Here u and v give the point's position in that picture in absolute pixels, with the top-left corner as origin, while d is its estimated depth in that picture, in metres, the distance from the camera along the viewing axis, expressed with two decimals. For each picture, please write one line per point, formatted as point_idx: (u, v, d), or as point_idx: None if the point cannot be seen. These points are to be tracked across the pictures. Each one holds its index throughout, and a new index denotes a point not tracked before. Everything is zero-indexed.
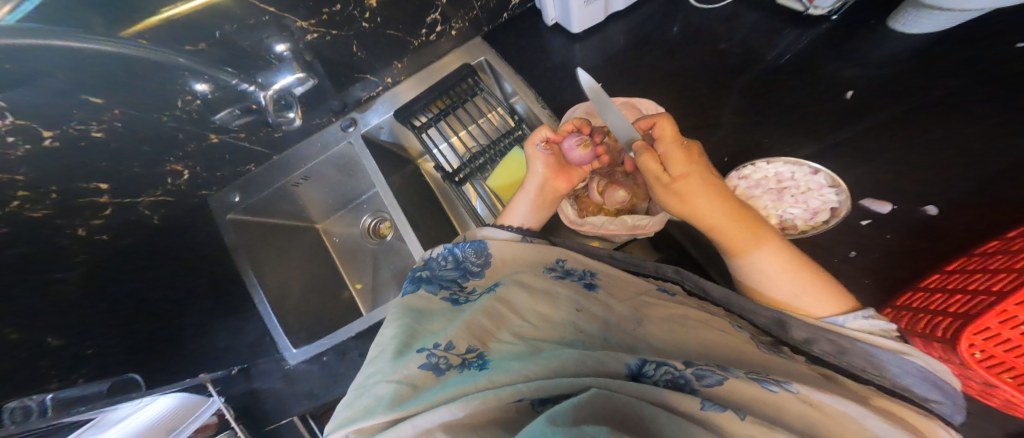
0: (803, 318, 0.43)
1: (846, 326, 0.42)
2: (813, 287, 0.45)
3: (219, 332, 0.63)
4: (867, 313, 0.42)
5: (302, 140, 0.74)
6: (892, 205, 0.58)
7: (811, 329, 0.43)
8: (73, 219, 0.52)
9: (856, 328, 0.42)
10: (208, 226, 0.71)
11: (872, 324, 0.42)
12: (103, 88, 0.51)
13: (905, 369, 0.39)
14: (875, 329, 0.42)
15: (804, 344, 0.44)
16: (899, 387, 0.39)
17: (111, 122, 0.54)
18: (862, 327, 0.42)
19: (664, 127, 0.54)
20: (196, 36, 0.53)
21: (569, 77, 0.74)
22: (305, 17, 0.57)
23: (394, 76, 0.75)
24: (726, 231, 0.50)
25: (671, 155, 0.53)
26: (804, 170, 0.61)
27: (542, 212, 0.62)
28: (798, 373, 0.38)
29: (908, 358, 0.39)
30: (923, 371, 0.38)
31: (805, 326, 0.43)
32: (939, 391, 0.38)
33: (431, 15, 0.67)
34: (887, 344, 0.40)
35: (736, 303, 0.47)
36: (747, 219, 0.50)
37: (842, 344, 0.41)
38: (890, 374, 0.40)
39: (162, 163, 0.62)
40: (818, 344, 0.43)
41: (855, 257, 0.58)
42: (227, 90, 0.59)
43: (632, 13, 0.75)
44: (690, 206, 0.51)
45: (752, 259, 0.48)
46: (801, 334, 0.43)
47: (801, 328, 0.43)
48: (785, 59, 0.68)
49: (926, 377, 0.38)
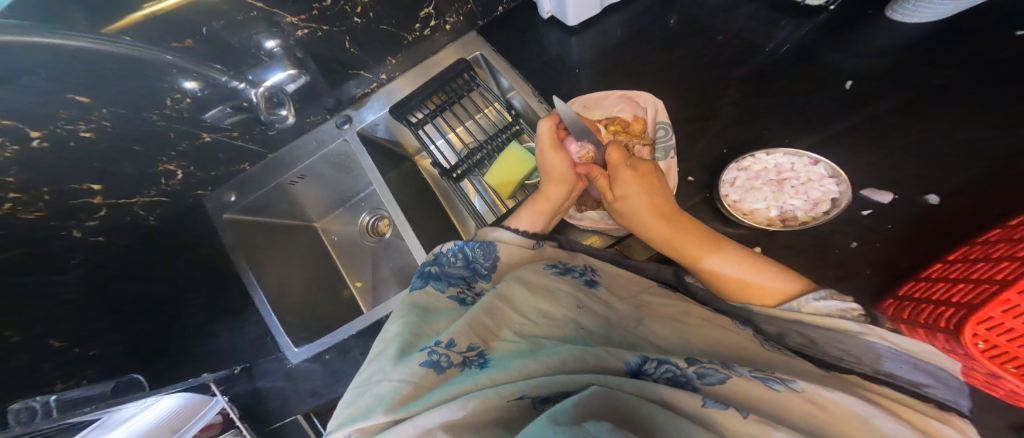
0: (762, 312, 0.45)
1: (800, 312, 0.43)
2: (762, 278, 0.47)
3: (220, 333, 0.63)
4: (818, 295, 0.43)
5: (297, 138, 0.73)
6: (894, 194, 0.58)
7: (776, 323, 0.44)
8: (68, 220, 0.52)
9: (813, 310, 0.42)
10: (206, 226, 0.70)
11: (829, 305, 0.42)
12: (90, 86, 0.49)
13: (882, 353, 0.38)
14: (833, 310, 0.41)
15: (778, 338, 0.44)
16: (882, 374, 0.38)
17: (101, 121, 0.53)
18: (819, 309, 0.42)
19: (610, 155, 0.61)
20: (183, 32, 0.52)
21: (566, 71, 0.73)
22: (296, 13, 0.56)
23: (388, 72, 0.73)
24: (673, 241, 0.54)
25: (617, 178, 0.59)
26: (804, 161, 0.60)
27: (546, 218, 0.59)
28: (800, 369, 0.38)
29: (870, 339, 0.38)
30: (895, 352, 0.37)
31: (771, 320, 0.44)
32: (925, 375, 0.36)
33: (425, 9, 0.66)
34: (844, 326, 0.39)
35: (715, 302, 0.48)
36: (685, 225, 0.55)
37: (809, 334, 0.42)
38: (868, 360, 0.39)
39: (155, 163, 0.61)
40: (791, 337, 0.43)
41: (857, 247, 0.58)
42: (217, 88, 0.59)
43: (628, 5, 0.73)
44: (638, 218, 0.56)
45: (706, 263, 0.51)
46: (772, 328, 0.44)
47: (768, 323, 0.45)
48: (784, 49, 0.67)
49: (903, 359, 0.37)
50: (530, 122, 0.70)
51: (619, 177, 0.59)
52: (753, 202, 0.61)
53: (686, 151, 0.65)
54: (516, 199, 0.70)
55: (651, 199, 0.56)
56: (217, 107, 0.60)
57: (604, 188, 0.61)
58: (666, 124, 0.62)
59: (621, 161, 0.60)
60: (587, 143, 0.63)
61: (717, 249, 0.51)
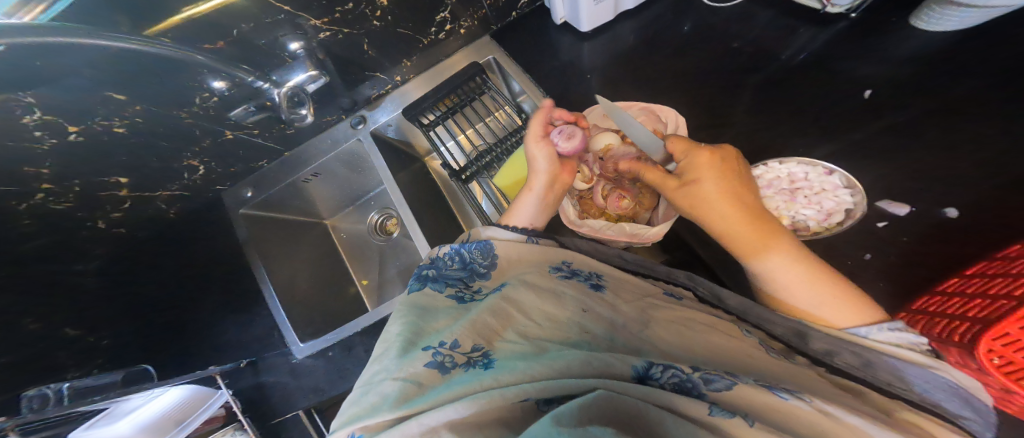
0: (819, 329, 0.41)
1: (867, 338, 0.40)
2: (833, 300, 0.43)
3: (230, 324, 0.65)
4: (893, 325, 0.40)
5: (314, 136, 0.75)
6: (910, 207, 0.56)
7: (829, 341, 0.41)
8: (95, 212, 0.55)
9: (879, 340, 0.39)
10: (222, 219, 0.72)
11: (898, 336, 0.39)
12: (125, 84, 0.52)
13: (938, 385, 0.37)
14: (901, 341, 0.39)
15: (826, 356, 0.42)
16: (928, 403, 0.38)
17: (133, 118, 0.55)
18: (888, 338, 0.39)
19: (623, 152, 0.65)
20: (214, 34, 0.54)
21: (577, 77, 0.74)
22: (319, 16, 0.58)
23: (403, 74, 0.75)
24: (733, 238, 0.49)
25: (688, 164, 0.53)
26: (817, 170, 0.60)
27: (546, 214, 0.60)
28: (825, 389, 0.36)
29: (937, 373, 0.37)
30: (953, 387, 0.36)
31: (824, 338, 0.41)
32: (970, 408, 0.36)
33: (441, 14, 0.68)
34: (914, 357, 0.38)
35: (751, 312, 0.46)
36: (759, 225, 0.48)
37: (866, 356, 0.40)
38: (917, 388, 0.38)
39: (179, 158, 0.63)
40: (840, 355, 0.41)
41: (871, 259, 0.56)
42: (242, 87, 0.58)
43: (641, 12, 0.74)
44: (699, 209, 0.51)
45: (760, 262, 0.47)
46: (819, 345, 0.42)
47: (819, 340, 0.42)
48: (801, 57, 0.67)
49: (958, 395, 0.36)
50: None
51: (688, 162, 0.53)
52: None
53: None
54: None
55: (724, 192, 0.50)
56: (241, 106, 0.60)
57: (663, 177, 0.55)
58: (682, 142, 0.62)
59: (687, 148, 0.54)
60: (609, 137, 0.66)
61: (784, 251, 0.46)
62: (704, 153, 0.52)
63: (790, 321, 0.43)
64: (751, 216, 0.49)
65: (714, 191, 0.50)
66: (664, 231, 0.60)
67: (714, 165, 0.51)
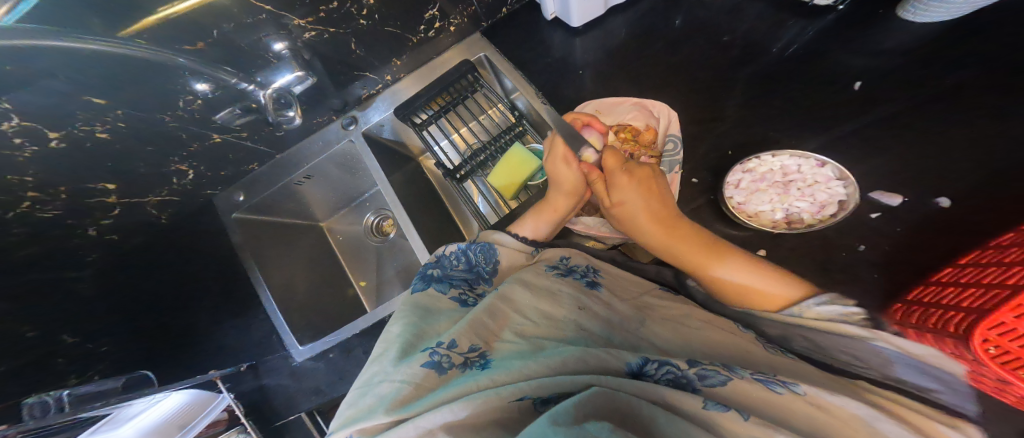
0: (761, 316, 0.43)
1: (803, 316, 0.41)
2: (765, 284, 0.45)
3: (229, 330, 0.65)
4: (820, 299, 0.41)
5: (303, 139, 0.74)
6: (903, 197, 0.57)
7: (780, 327, 0.43)
8: (84, 219, 0.54)
9: (812, 316, 0.40)
10: (216, 224, 0.71)
11: (830, 310, 0.40)
12: (105, 88, 0.51)
13: (890, 358, 0.36)
14: (836, 315, 0.40)
15: (785, 342, 0.43)
16: (891, 379, 0.37)
17: (116, 123, 0.54)
18: (822, 314, 0.40)
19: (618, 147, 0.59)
20: (196, 35, 0.53)
21: (568, 73, 0.73)
22: (303, 15, 0.56)
23: (393, 73, 0.74)
24: (670, 248, 0.52)
25: (614, 183, 0.57)
26: (811, 163, 0.60)
27: (550, 223, 0.58)
28: (814, 376, 0.36)
29: (877, 344, 0.37)
30: (901, 357, 0.36)
31: (775, 325, 0.43)
32: (933, 379, 0.35)
33: (430, 11, 0.66)
34: (852, 329, 0.37)
35: (714, 305, 0.48)
36: (677, 235, 0.52)
37: (815, 338, 0.41)
38: (876, 363, 0.37)
39: (167, 163, 0.62)
40: (797, 341, 0.42)
41: (865, 251, 0.57)
42: (228, 90, 0.58)
43: (633, 6, 0.73)
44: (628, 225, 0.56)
45: (706, 273, 0.49)
46: (774, 331, 0.44)
47: (773, 327, 0.43)
48: (792, 50, 0.67)
49: (911, 365, 0.36)
50: (533, 123, 0.71)
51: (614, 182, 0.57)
52: (758, 205, 0.61)
53: (689, 152, 0.65)
54: (518, 200, 0.70)
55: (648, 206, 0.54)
56: (227, 108, 0.61)
57: (602, 192, 0.59)
58: (674, 136, 0.63)
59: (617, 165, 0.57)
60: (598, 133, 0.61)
61: (719, 262, 0.49)
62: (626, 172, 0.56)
63: (738, 312, 0.45)
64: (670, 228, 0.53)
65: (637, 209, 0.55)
66: None
67: (638, 180, 0.56)
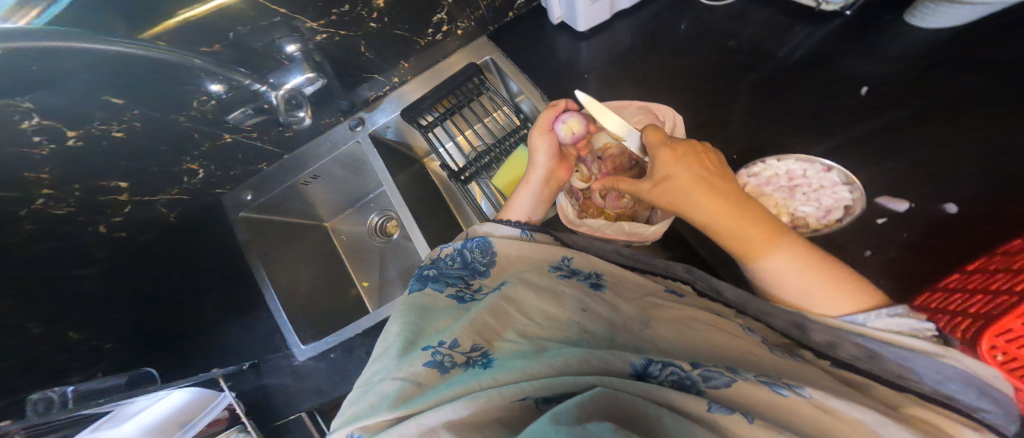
0: (816, 320, 0.40)
1: (865, 325, 0.39)
2: (828, 287, 0.41)
3: (234, 326, 0.65)
4: (894, 310, 0.39)
5: (314, 138, 0.75)
6: (910, 203, 0.56)
7: (831, 332, 0.40)
8: (95, 216, 0.55)
9: (877, 327, 0.38)
10: (224, 223, 0.73)
11: (899, 323, 0.38)
12: (125, 87, 0.52)
13: (949, 374, 0.35)
14: (904, 329, 0.38)
15: (829, 349, 0.41)
16: (942, 395, 0.35)
17: (132, 122, 0.56)
18: (889, 326, 0.38)
19: (647, 137, 0.54)
20: (210, 37, 0.54)
21: (573, 76, 0.73)
22: (315, 18, 0.58)
23: (401, 76, 0.75)
24: (728, 234, 0.46)
25: (659, 159, 0.51)
26: (816, 167, 0.60)
27: (543, 207, 0.63)
28: (815, 378, 0.36)
29: (945, 361, 0.35)
30: (963, 375, 0.34)
31: (827, 329, 0.40)
32: (988, 400, 0.34)
33: (437, 15, 0.67)
34: (918, 344, 0.36)
35: (750, 304, 0.44)
36: (739, 213, 0.45)
37: (871, 348, 0.38)
38: (930, 380, 0.36)
39: (178, 162, 0.63)
40: (844, 348, 0.40)
41: (871, 256, 0.56)
42: (240, 90, 0.60)
43: (639, 11, 0.74)
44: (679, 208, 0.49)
45: (769, 267, 0.44)
46: (821, 337, 0.41)
47: (821, 331, 0.41)
48: (797, 55, 0.67)
49: (970, 383, 0.34)
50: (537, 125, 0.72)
51: (657, 158, 0.51)
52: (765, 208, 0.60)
53: None
54: None
55: (704, 183, 0.47)
56: (240, 109, 0.61)
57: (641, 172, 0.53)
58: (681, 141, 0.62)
59: (659, 142, 0.52)
60: (569, 119, 0.62)
61: (782, 252, 0.43)
62: (669, 149, 0.51)
63: (788, 312, 0.42)
64: (733, 205, 0.46)
65: (688, 192, 0.48)
66: (663, 230, 0.60)
67: (686, 155, 0.50)
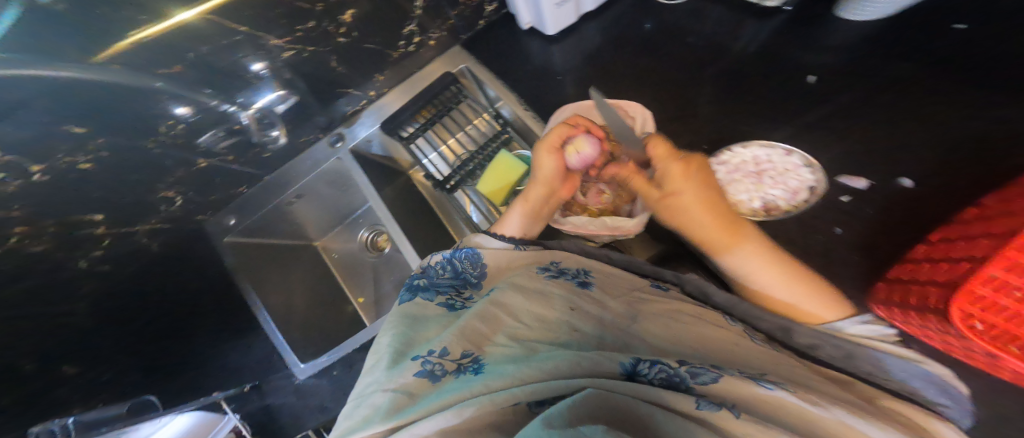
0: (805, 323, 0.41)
1: (844, 332, 0.41)
2: (805, 293, 0.44)
3: (230, 352, 0.66)
4: (864, 318, 0.42)
5: (291, 160, 0.74)
6: (869, 180, 0.57)
7: (814, 335, 0.41)
8: (73, 252, 0.53)
9: (855, 333, 0.41)
10: (207, 250, 0.71)
11: (871, 329, 0.41)
12: (90, 114, 0.49)
13: (917, 375, 0.38)
14: (874, 334, 0.41)
15: (810, 350, 0.42)
16: (907, 391, 0.39)
17: (98, 152, 0.53)
18: (861, 332, 0.41)
19: (654, 147, 0.56)
20: (169, 56, 0.51)
21: (550, 80, 0.72)
22: (282, 35, 0.56)
23: (377, 89, 0.74)
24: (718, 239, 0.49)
25: (668, 173, 0.55)
26: (778, 152, 0.62)
27: (540, 225, 0.62)
28: (794, 372, 0.37)
29: (914, 364, 0.38)
30: (929, 376, 0.37)
31: (809, 333, 0.41)
32: (947, 396, 0.37)
33: (408, 27, 0.66)
34: (888, 347, 0.39)
35: (738, 307, 0.45)
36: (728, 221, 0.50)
37: (848, 349, 0.40)
38: (897, 378, 0.39)
39: (154, 190, 0.62)
40: (823, 349, 0.41)
41: (842, 233, 0.57)
42: (208, 111, 0.59)
43: (603, 13, 0.74)
44: (680, 219, 0.53)
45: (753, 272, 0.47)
46: (805, 340, 0.42)
47: (803, 333, 0.42)
48: (750, 49, 0.67)
49: (933, 382, 0.37)
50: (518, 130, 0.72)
51: (668, 172, 0.55)
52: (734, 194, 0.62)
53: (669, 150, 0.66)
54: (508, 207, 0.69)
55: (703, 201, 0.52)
56: (209, 131, 0.61)
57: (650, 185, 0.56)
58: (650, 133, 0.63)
59: (669, 156, 0.56)
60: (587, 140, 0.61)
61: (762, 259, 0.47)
62: (679, 165, 0.55)
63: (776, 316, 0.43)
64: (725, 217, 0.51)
65: (693, 206, 0.52)
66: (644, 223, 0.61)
67: (694, 174, 0.54)
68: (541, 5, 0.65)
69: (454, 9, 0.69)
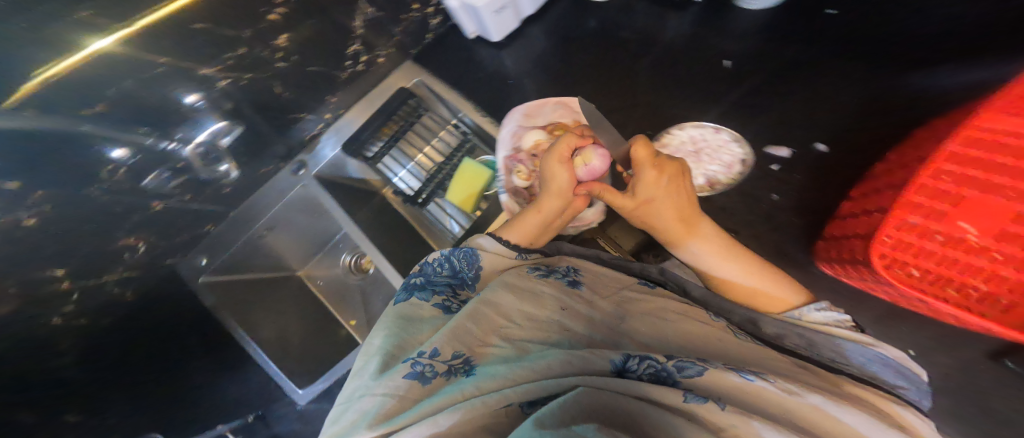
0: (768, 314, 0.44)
1: (803, 319, 0.44)
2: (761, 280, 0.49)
3: (228, 385, 0.68)
4: (820, 305, 0.44)
5: (257, 190, 0.70)
6: (790, 148, 0.61)
7: (779, 325, 0.44)
8: (45, 307, 0.49)
9: (814, 319, 0.43)
10: (185, 296, 0.66)
11: (828, 316, 0.43)
12: (22, 169, 0.43)
13: (872, 358, 0.40)
14: (831, 321, 0.43)
15: (776, 340, 0.44)
16: (868, 375, 0.40)
17: (42, 207, 0.47)
18: (820, 319, 0.43)
19: (636, 151, 0.51)
20: (89, 97, 0.44)
21: (503, 84, 0.73)
22: (213, 64, 0.51)
23: (332, 110, 0.71)
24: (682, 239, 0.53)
25: (642, 180, 0.52)
26: (709, 130, 0.64)
27: (548, 236, 0.59)
28: (773, 365, 0.38)
29: (870, 347, 0.40)
30: (881, 357, 0.40)
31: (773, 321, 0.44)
32: (902, 377, 0.39)
33: (352, 47, 0.64)
34: (839, 332, 0.42)
35: (713, 301, 0.48)
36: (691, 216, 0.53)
37: (807, 335, 0.43)
38: (856, 362, 0.41)
39: (115, 238, 0.56)
40: (789, 339, 0.43)
41: (778, 199, 0.61)
42: (149, 151, 0.53)
43: (546, 13, 0.72)
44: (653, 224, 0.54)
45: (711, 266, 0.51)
46: (772, 329, 0.44)
47: (771, 323, 0.44)
48: (682, 37, 0.67)
49: (887, 363, 0.40)
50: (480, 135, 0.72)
51: (642, 179, 0.52)
52: None
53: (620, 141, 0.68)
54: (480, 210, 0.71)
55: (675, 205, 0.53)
56: (155, 172, 0.55)
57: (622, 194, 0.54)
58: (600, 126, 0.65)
59: (648, 160, 0.52)
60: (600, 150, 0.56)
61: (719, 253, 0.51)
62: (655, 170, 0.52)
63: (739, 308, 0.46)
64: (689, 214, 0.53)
65: (665, 210, 0.52)
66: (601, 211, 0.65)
67: (670, 177, 0.52)
68: (480, 15, 0.63)
69: (398, 26, 0.68)
